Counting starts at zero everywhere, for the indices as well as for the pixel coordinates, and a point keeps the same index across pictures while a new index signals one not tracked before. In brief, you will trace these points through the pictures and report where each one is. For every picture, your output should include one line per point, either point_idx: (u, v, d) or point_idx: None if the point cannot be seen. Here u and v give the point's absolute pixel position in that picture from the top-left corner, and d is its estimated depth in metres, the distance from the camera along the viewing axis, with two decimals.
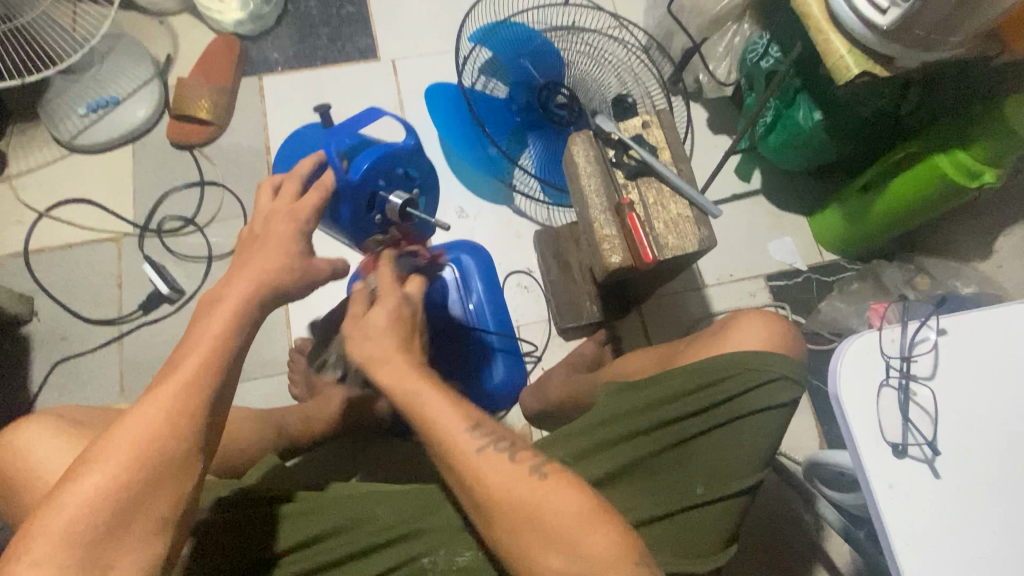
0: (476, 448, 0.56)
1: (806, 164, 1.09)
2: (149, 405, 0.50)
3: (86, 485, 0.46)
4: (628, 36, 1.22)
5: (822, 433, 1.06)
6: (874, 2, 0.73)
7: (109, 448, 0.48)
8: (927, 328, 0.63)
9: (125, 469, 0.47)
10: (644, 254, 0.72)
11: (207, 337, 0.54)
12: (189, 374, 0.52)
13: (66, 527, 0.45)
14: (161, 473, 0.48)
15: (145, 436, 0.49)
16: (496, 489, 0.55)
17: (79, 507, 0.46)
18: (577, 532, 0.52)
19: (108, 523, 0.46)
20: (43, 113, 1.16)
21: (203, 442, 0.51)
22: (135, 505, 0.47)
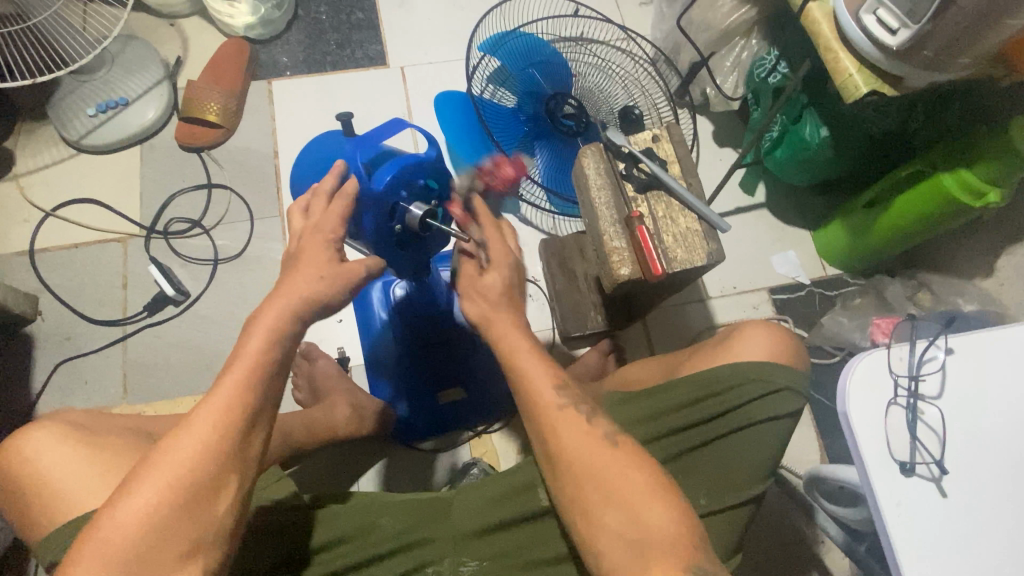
0: (558, 406, 0.61)
1: (810, 180, 1.10)
2: (187, 427, 0.51)
3: (128, 506, 0.48)
4: (636, 49, 1.23)
5: (823, 447, 1.06)
6: (884, 21, 0.73)
7: (150, 470, 0.49)
8: (934, 347, 0.63)
9: (164, 492, 0.48)
10: (654, 267, 0.73)
11: (246, 356, 0.54)
12: (227, 400, 0.52)
13: (109, 547, 0.46)
14: (196, 496, 0.49)
15: (182, 460, 0.49)
16: (570, 443, 0.59)
17: (121, 528, 0.47)
18: (638, 494, 0.55)
19: (145, 549, 0.47)
20: (52, 112, 1.16)
21: (240, 463, 0.52)
22: (172, 527, 0.48)
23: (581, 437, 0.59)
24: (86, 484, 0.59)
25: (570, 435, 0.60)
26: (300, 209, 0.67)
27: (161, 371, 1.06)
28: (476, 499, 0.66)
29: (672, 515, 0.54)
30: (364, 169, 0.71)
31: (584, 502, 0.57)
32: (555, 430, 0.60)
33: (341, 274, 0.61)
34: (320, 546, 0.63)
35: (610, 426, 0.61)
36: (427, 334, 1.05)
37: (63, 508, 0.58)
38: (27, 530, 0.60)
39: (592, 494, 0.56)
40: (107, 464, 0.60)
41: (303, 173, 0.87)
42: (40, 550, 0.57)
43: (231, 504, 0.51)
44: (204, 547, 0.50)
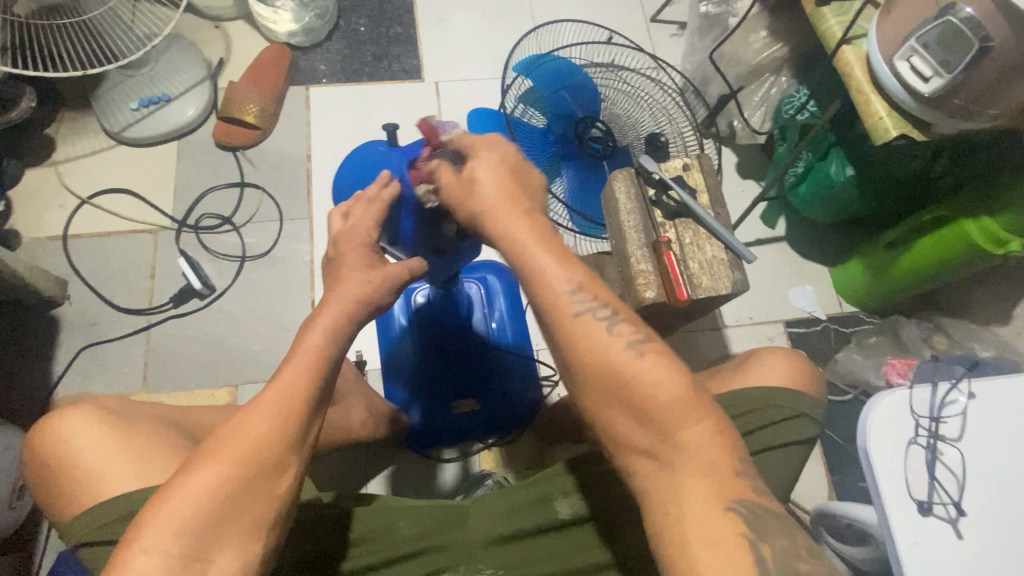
0: (575, 310, 0.54)
1: (833, 217, 1.12)
2: (255, 409, 0.52)
3: (196, 482, 0.48)
4: (666, 78, 1.26)
5: (832, 484, 1.06)
6: (916, 69, 0.74)
7: (218, 447, 0.50)
8: (957, 391, 0.64)
9: (233, 470, 0.49)
10: (679, 293, 0.74)
11: (308, 348, 0.56)
12: (289, 387, 0.53)
13: (177, 520, 0.46)
14: (258, 477, 0.50)
15: (250, 441, 0.50)
16: (597, 366, 0.52)
17: (187, 503, 0.47)
18: (671, 423, 0.50)
19: (209, 523, 0.47)
20: (96, 104, 1.19)
21: (300, 449, 0.53)
22: (236, 506, 0.49)
23: (619, 359, 0.52)
24: (116, 468, 0.60)
25: (599, 360, 0.53)
26: (341, 215, 0.69)
27: (182, 361, 1.08)
28: (494, 507, 0.68)
29: (710, 442, 0.50)
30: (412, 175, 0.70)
31: (618, 439, 0.52)
32: (554, 293, 0.55)
33: (377, 280, 0.62)
34: (353, 541, 0.64)
35: (634, 332, 0.54)
36: (447, 346, 1.06)
37: (94, 490, 0.59)
38: (55, 508, 0.61)
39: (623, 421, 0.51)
40: (139, 449, 0.61)
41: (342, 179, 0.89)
42: (69, 530, 0.58)
43: (290, 489, 0.52)
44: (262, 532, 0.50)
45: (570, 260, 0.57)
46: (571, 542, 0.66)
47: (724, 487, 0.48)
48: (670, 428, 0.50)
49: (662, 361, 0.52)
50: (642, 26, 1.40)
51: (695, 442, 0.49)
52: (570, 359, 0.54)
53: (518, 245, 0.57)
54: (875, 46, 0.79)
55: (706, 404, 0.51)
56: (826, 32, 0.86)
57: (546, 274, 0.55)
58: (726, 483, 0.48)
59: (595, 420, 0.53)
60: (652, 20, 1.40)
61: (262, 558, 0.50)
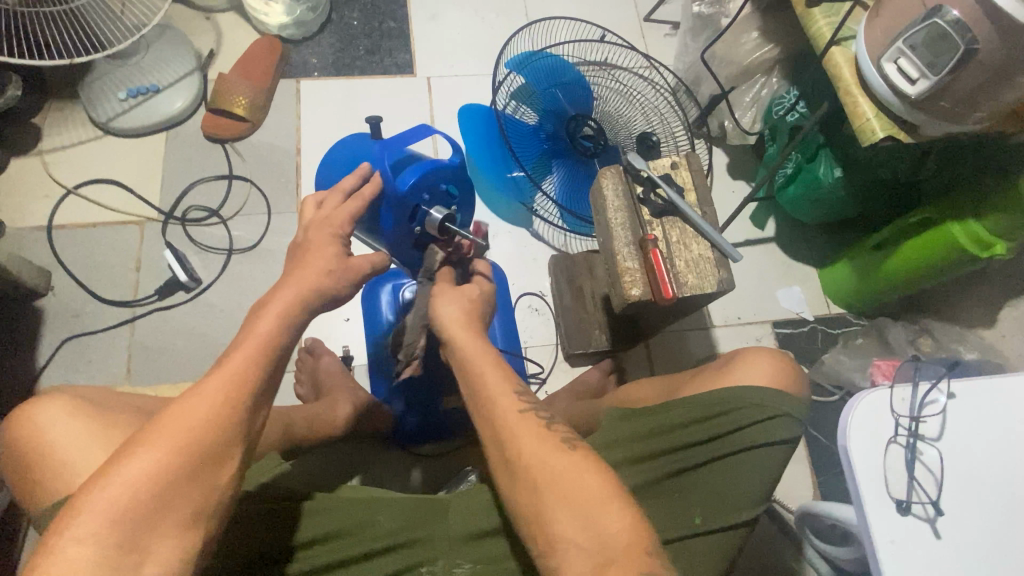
0: (519, 410, 0.59)
1: (819, 218, 1.12)
2: (197, 397, 0.51)
3: (133, 468, 0.47)
4: (658, 77, 1.27)
5: (817, 484, 1.06)
6: (903, 72, 0.75)
7: (157, 434, 0.49)
8: (936, 391, 0.64)
9: (174, 457, 0.48)
10: (664, 290, 0.74)
11: (255, 337, 0.56)
12: (235, 374, 0.53)
13: (111, 508, 0.46)
14: (197, 466, 0.49)
15: (191, 428, 0.50)
16: (534, 458, 0.55)
17: (123, 490, 0.46)
18: (595, 507, 0.52)
19: (146, 511, 0.47)
20: (84, 94, 1.18)
21: (243, 438, 0.53)
22: (172, 495, 0.48)
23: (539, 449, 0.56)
24: (92, 458, 0.60)
25: (537, 454, 0.56)
26: (315, 204, 0.69)
27: (166, 354, 1.07)
28: (473, 504, 0.67)
29: (632, 525, 0.52)
30: (390, 168, 0.73)
31: (547, 523, 0.52)
32: (497, 395, 0.60)
33: (346, 269, 0.63)
34: (306, 541, 0.63)
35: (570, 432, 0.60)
36: None
37: (68, 480, 0.59)
38: (29, 499, 0.60)
39: (553, 508, 0.53)
40: (118, 438, 0.61)
41: (330, 169, 0.88)
42: (41, 521, 0.57)
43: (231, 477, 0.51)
44: (200, 522, 0.49)
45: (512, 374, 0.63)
46: None
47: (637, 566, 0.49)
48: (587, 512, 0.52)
49: (586, 457, 0.56)
50: (635, 25, 1.40)
51: (615, 528, 0.51)
52: (514, 435, 0.57)
53: (475, 355, 0.63)
54: (864, 46, 0.80)
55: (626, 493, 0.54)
56: (816, 34, 0.87)
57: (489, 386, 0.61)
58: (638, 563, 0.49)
59: (528, 513, 0.54)
60: (645, 19, 1.40)
61: (200, 550, 0.49)
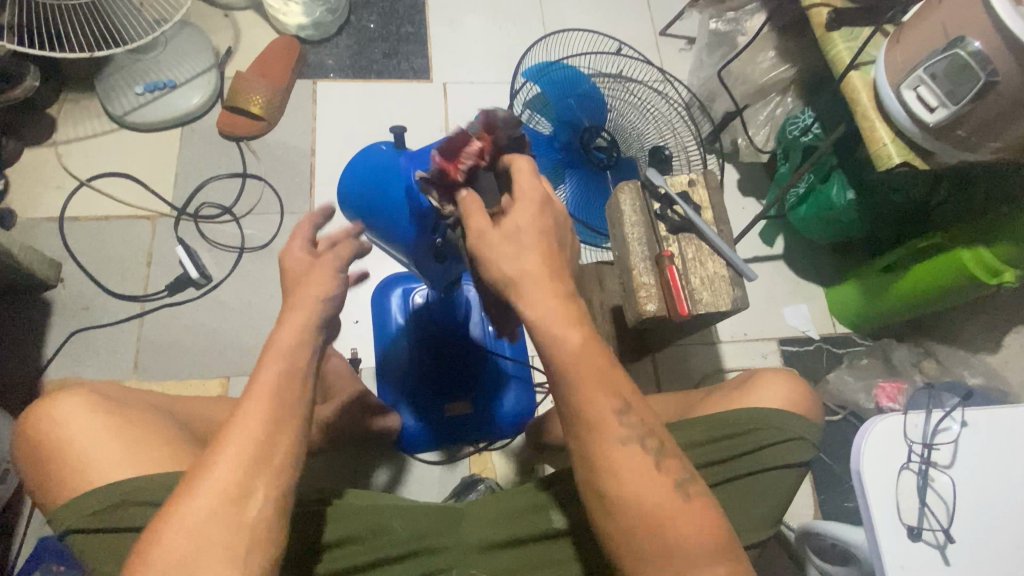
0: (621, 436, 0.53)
1: (830, 238, 1.13)
2: (232, 436, 0.49)
3: (182, 517, 0.46)
4: (672, 92, 1.28)
5: (818, 503, 1.06)
6: (923, 99, 0.76)
7: (199, 480, 0.48)
8: (949, 419, 0.67)
9: (216, 502, 0.47)
10: (680, 307, 0.75)
11: (277, 357, 0.52)
12: (260, 401, 0.50)
13: (162, 560, 0.45)
14: (238, 508, 0.47)
15: (225, 465, 0.48)
16: (644, 506, 0.51)
17: (171, 541, 0.45)
18: (664, 516, 0.51)
19: (189, 557, 0.45)
20: (100, 87, 1.18)
21: (275, 465, 0.50)
22: (209, 537, 0.46)
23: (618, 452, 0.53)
24: (109, 458, 0.60)
25: (643, 498, 0.52)
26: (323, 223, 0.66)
27: (174, 350, 1.07)
28: (487, 514, 0.69)
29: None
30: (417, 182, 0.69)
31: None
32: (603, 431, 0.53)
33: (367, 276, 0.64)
34: (332, 542, 0.63)
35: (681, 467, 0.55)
36: (440, 348, 1.04)
37: (86, 479, 0.59)
38: (44, 494, 0.60)
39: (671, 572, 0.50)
40: (134, 436, 0.61)
41: (346, 175, 0.81)
42: (55, 518, 0.58)
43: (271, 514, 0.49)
44: (244, 563, 0.47)
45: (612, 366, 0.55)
46: (564, 548, 0.66)
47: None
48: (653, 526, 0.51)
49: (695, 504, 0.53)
50: (650, 39, 1.41)
51: None
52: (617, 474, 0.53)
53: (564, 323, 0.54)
54: (884, 71, 0.81)
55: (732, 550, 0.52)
56: (835, 57, 0.88)
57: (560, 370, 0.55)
58: None
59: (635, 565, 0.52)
60: (661, 34, 1.41)
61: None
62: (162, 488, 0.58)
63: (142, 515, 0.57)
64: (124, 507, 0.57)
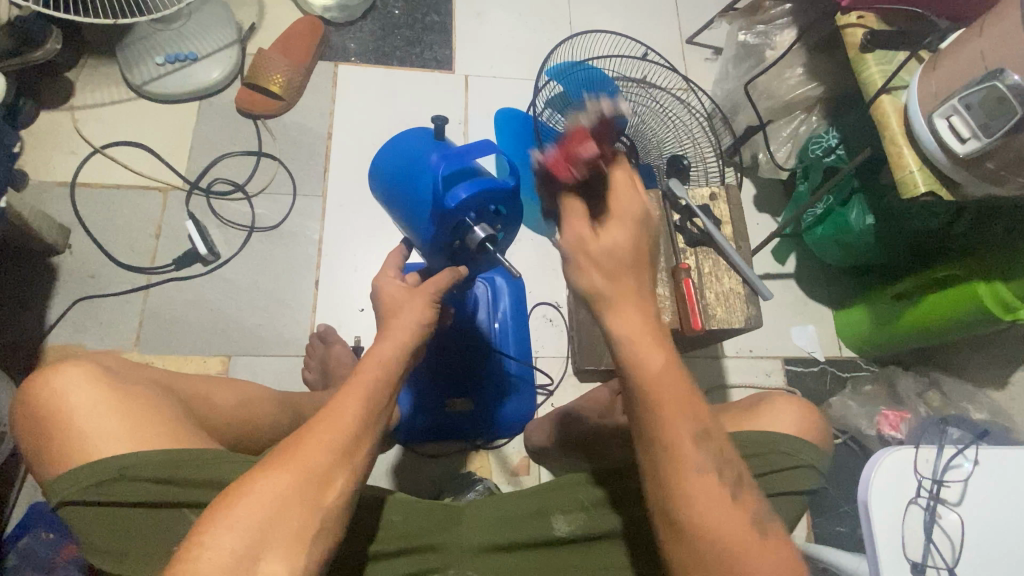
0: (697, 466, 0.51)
1: (843, 261, 1.13)
2: (327, 421, 0.52)
3: (268, 488, 0.48)
4: (695, 101, 1.26)
5: (812, 525, 1.06)
6: (955, 129, 0.75)
7: (289, 458, 0.50)
8: (961, 456, 0.68)
9: (298, 482, 0.49)
10: (694, 320, 0.74)
11: (379, 358, 0.58)
12: (364, 392, 0.55)
13: (241, 520, 0.47)
14: (314, 494, 0.49)
15: (317, 447, 0.51)
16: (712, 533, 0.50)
17: (252, 507, 0.47)
18: None
19: (262, 525, 0.47)
20: (121, 54, 1.17)
21: (356, 456, 0.52)
22: (285, 511, 0.48)
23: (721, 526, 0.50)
24: (109, 430, 0.59)
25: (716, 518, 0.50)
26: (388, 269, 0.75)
27: (178, 325, 1.06)
28: (489, 514, 0.67)
29: None
30: (444, 181, 0.70)
31: None
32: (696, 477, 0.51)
33: None
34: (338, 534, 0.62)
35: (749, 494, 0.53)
36: (445, 345, 1.04)
37: (87, 449, 0.58)
38: (40, 463, 0.60)
39: None
40: (135, 412, 0.60)
41: (383, 158, 0.85)
42: (51, 489, 0.57)
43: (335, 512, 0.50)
44: (308, 549, 0.48)
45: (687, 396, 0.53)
46: (564, 556, 0.66)
47: None
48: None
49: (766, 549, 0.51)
50: (677, 46, 1.39)
51: None
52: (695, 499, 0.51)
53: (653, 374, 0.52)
54: (916, 97, 0.80)
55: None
56: (866, 79, 0.87)
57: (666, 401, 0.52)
58: None
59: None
60: (688, 41, 1.40)
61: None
62: (165, 465, 0.58)
63: (140, 489, 0.57)
64: (124, 482, 0.57)
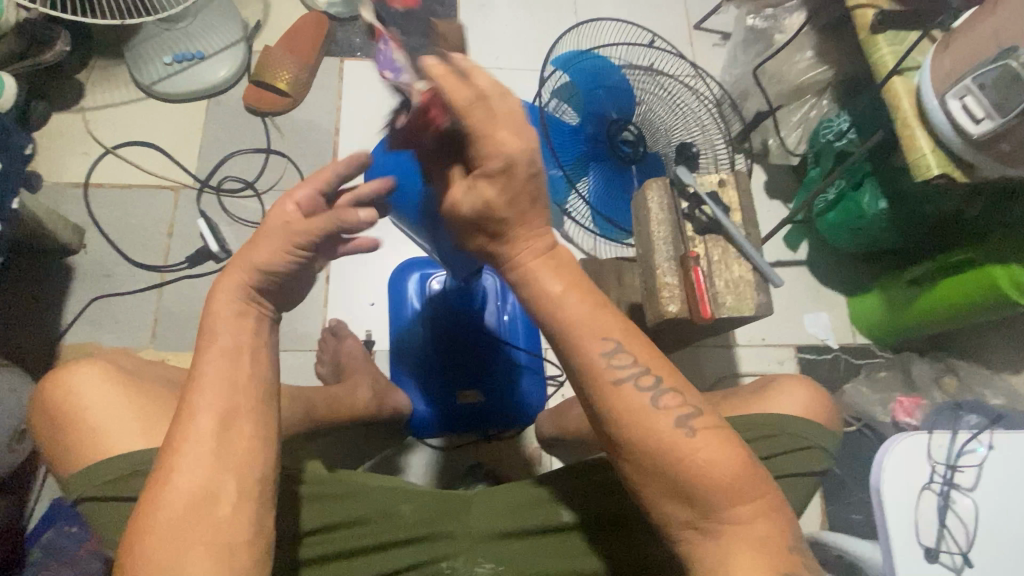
0: (651, 399, 0.51)
1: (856, 246, 1.11)
2: (208, 375, 0.51)
3: (182, 459, 0.49)
4: (703, 87, 1.25)
5: (826, 513, 1.06)
6: (968, 110, 0.73)
7: (187, 425, 0.50)
8: (975, 441, 0.67)
9: (234, 403, 0.51)
10: (703, 309, 0.74)
11: (238, 280, 0.55)
12: (231, 329, 0.54)
13: (172, 498, 0.47)
14: (255, 412, 0.52)
15: (209, 399, 0.51)
16: (671, 460, 0.50)
17: (175, 484, 0.48)
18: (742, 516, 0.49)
19: (192, 486, 0.48)
20: (130, 55, 1.18)
21: (242, 388, 0.52)
22: (209, 463, 0.49)
23: (683, 450, 0.49)
24: (125, 426, 0.60)
25: (677, 441, 0.50)
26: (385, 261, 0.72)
27: (192, 322, 1.08)
28: (499, 502, 0.68)
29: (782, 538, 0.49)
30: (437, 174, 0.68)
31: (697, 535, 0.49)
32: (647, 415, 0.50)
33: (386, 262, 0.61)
34: (349, 521, 0.63)
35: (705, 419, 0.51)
36: (456, 338, 1.05)
37: (101, 446, 0.59)
38: (58, 458, 0.61)
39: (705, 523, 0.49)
40: (149, 409, 0.62)
41: None
42: (71, 483, 0.58)
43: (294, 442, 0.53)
44: (239, 485, 0.49)
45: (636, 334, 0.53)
46: (572, 545, 0.66)
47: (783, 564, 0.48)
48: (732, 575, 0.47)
49: (733, 463, 0.50)
50: (684, 32, 1.38)
51: (755, 537, 0.48)
52: (650, 434, 0.50)
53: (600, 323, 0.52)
54: (930, 79, 0.79)
55: (759, 481, 0.50)
56: (878, 61, 0.85)
57: (616, 384, 0.51)
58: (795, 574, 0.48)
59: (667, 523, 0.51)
60: (695, 28, 1.38)
61: (255, 511, 0.50)
62: None
63: None
64: (138, 478, 0.58)
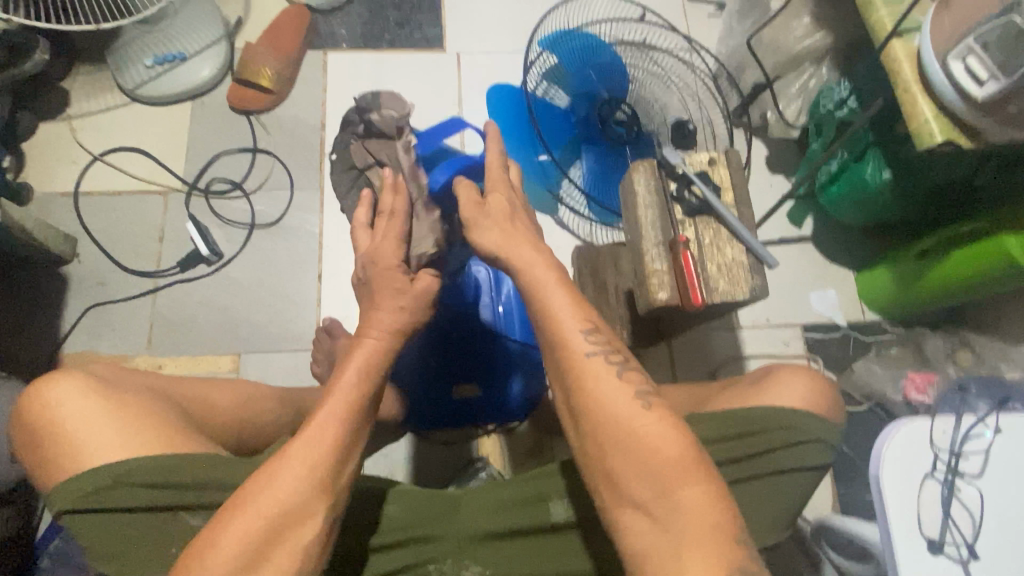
0: (586, 351, 0.53)
1: (861, 220, 1.07)
2: (334, 402, 0.54)
3: (280, 480, 0.50)
4: (698, 61, 1.20)
5: (837, 496, 1.03)
6: (971, 70, 0.70)
7: (299, 446, 0.52)
8: (982, 425, 0.65)
9: (323, 470, 0.52)
10: (694, 295, 0.71)
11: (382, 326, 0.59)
12: (363, 371, 0.56)
13: (261, 515, 0.49)
14: (343, 459, 0.53)
15: (320, 436, 0.52)
16: (603, 414, 0.51)
17: (267, 504, 0.50)
18: (671, 477, 0.49)
19: (274, 519, 0.49)
20: (112, 60, 1.17)
21: (355, 440, 0.54)
22: (295, 502, 0.50)
23: (621, 407, 0.52)
24: (105, 437, 0.60)
25: (614, 402, 0.52)
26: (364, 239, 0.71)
27: (187, 326, 1.08)
28: (485, 503, 0.66)
29: (714, 503, 0.48)
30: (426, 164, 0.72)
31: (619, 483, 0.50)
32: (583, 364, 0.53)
33: None
34: (335, 524, 0.62)
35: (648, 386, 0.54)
36: (449, 331, 1.03)
37: (82, 459, 0.59)
38: (40, 473, 0.61)
39: (622, 469, 0.50)
40: (128, 418, 0.61)
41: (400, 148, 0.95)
42: (53, 497, 0.58)
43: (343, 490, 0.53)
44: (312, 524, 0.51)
45: (581, 302, 0.56)
46: (573, 542, 0.65)
47: (717, 544, 0.47)
48: (683, 570, 0.46)
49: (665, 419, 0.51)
50: (678, 4, 1.32)
51: (690, 503, 0.48)
52: (586, 382, 0.53)
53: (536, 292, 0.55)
54: (930, 40, 0.74)
55: (702, 459, 0.50)
56: (875, 23, 0.81)
57: (569, 345, 0.54)
58: (724, 546, 0.47)
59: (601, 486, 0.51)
60: None
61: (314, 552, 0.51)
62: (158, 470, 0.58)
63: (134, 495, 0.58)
64: (119, 488, 0.58)
